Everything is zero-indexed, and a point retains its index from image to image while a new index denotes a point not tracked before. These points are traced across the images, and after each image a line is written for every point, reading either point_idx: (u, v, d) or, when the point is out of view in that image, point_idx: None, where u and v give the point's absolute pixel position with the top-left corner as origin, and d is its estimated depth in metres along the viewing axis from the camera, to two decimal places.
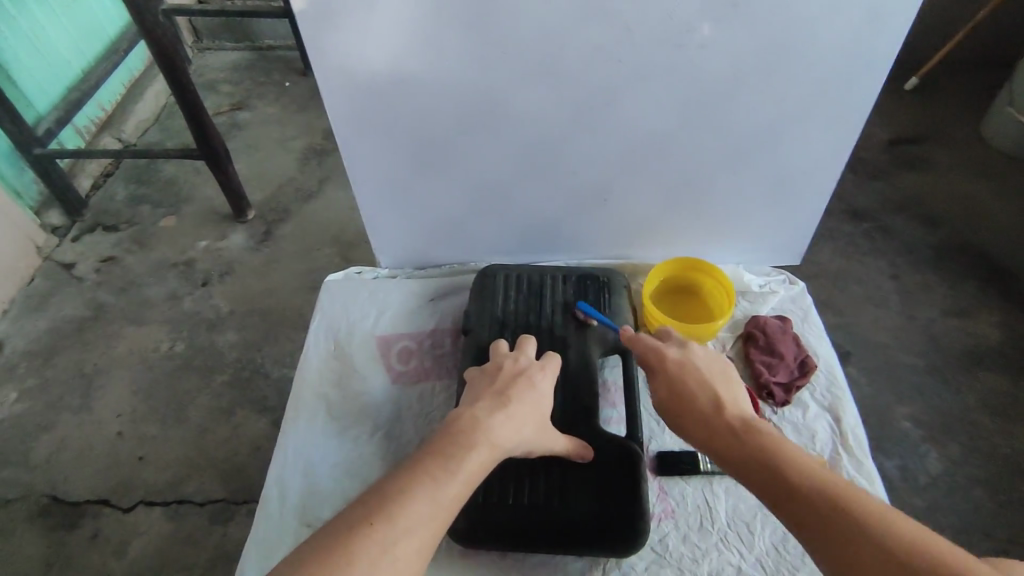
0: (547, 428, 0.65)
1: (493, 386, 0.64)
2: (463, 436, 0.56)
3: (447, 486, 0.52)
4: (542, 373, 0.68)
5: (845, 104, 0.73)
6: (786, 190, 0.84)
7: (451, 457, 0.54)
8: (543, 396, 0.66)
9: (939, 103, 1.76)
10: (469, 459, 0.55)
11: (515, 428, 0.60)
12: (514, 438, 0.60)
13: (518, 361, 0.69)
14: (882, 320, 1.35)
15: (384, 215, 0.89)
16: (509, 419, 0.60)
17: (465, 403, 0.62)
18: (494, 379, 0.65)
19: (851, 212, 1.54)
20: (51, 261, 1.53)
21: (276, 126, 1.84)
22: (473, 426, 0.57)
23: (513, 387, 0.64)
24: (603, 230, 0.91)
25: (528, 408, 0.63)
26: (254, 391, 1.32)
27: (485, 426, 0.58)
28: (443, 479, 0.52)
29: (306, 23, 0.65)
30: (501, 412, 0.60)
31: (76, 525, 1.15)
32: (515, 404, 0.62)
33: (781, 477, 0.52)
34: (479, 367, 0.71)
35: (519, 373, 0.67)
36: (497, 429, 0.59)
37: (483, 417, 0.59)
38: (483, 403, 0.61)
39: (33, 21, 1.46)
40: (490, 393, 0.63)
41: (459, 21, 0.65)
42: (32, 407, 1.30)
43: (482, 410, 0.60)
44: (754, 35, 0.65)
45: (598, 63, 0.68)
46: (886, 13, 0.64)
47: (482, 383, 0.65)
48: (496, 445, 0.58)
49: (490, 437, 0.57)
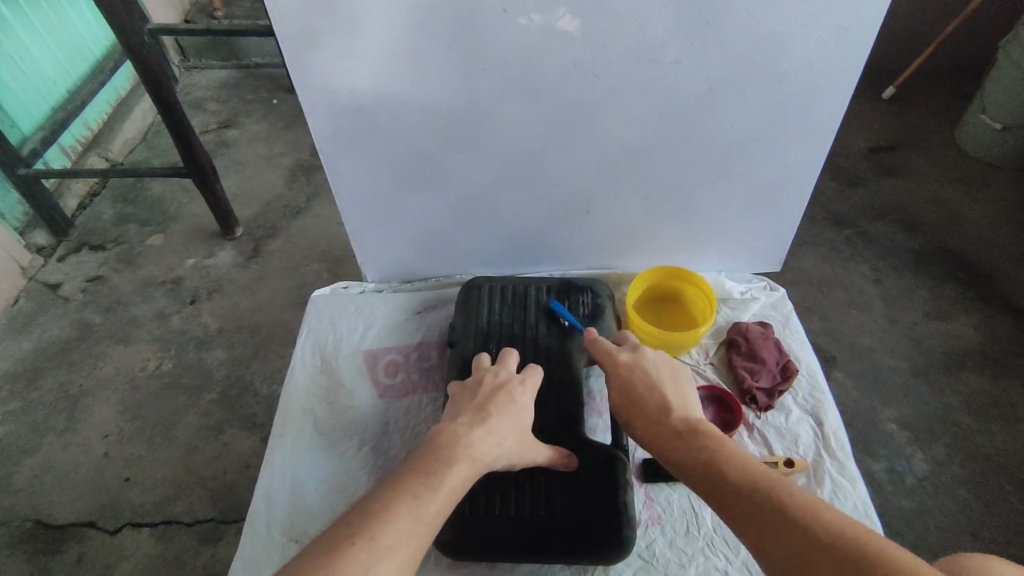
0: (529, 440, 0.66)
1: (475, 400, 0.65)
2: (443, 451, 0.57)
3: (427, 503, 0.52)
4: (524, 387, 0.69)
5: (816, 114, 0.74)
6: (764, 199, 0.86)
7: (430, 475, 0.55)
8: (525, 409, 0.67)
9: (916, 111, 1.80)
10: (448, 475, 0.55)
11: (496, 441, 0.61)
12: (496, 452, 0.61)
13: (499, 374, 0.70)
14: (866, 324, 1.37)
15: (368, 229, 0.89)
16: (490, 432, 0.61)
17: (448, 417, 0.63)
18: (476, 393, 0.66)
19: (833, 219, 1.56)
20: (37, 281, 1.53)
21: (263, 143, 1.85)
22: (453, 441, 0.58)
23: (494, 402, 0.64)
24: (587, 241, 0.92)
25: (510, 421, 0.64)
26: (243, 409, 1.32)
27: (466, 441, 0.58)
28: (424, 496, 0.53)
29: (287, 44, 0.67)
30: (482, 426, 0.61)
31: (62, 548, 1.14)
32: (495, 418, 0.63)
33: (769, 519, 0.49)
34: (463, 381, 0.71)
35: (501, 386, 0.68)
36: (478, 443, 0.59)
37: (464, 432, 0.59)
38: (464, 417, 0.62)
39: (17, 42, 1.47)
40: (472, 407, 0.63)
41: (438, 40, 0.66)
42: (18, 429, 1.28)
43: (463, 425, 0.60)
44: (724, 48, 0.67)
45: (575, 78, 0.70)
46: (851, 25, 0.66)
47: (464, 397, 0.66)
48: (477, 459, 0.58)
49: (470, 452, 0.58)
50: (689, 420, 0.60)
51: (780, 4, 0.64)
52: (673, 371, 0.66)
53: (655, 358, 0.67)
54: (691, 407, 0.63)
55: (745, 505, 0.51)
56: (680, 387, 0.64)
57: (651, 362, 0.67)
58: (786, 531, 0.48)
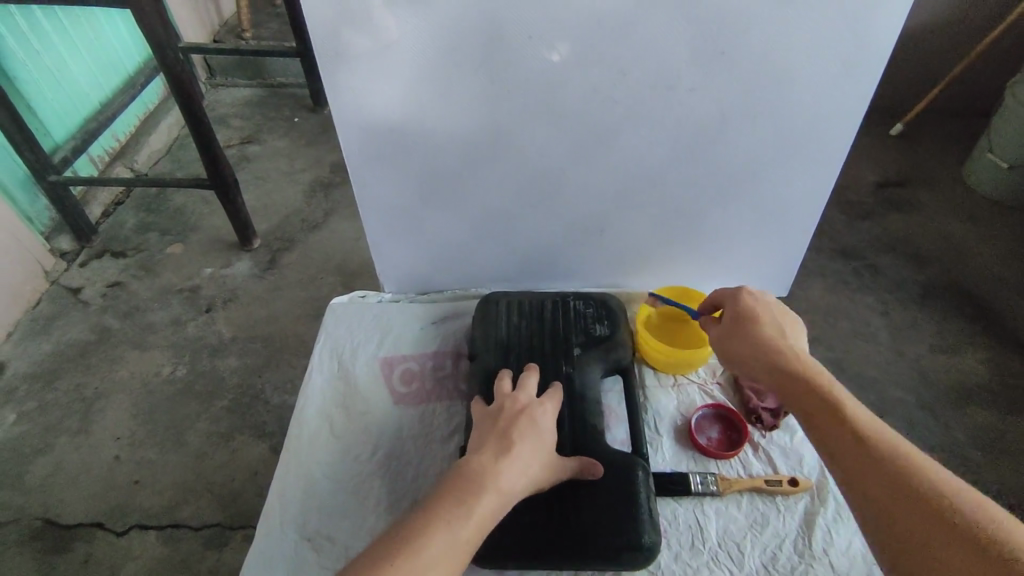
0: (552, 464, 0.67)
1: (499, 427, 0.66)
2: (471, 483, 0.59)
3: (457, 530, 0.55)
4: (544, 409, 0.69)
5: (825, 146, 0.78)
6: (774, 223, 0.88)
7: (460, 506, 0.57)
8: (549, 434, 0.67)
9: (923, 148, 1.83)
10: (477, 508, 0.57)
11: (523, 469, 0.62)
12: (523, 480, 0.62)
13: (518, 399, 0.70)
14: (872, 354, 1.38)
15: (389, 241, 0.92)
16: (516, 463, 0.62)
17: (473, 447, 0.64)
18: (498, 419, 0.67)
19: (840, 251, 1.58)
20: (58, 285, 1.57)
21: (284, 159, 1.90)
22: (480, 474, 0.60)
23: (517, 429, 0.65)
24: (600, 259, 0.95)
25: (534, 449, 0.64)
26: (254, 416, 1.34)
27: (492, 473, 0.60)
28: (453, 524, 0.55)
29: (324, 62, 0.70)
30: (508, 457, 0.62)
31: (70, 548, 1.15)
32: (520, 446, 0.64)
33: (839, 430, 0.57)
34: (485, 405, 0.72)
35: (522, 410, 0.69)
36: (505, 474, 0.61)
37: (490, 464, 0.61)
38: (490, 448, 0.63)
39: (55, 55, 1.53)
40: (496, 435, 0.64)
41: (466, 63, 0.70)
42: (33, 428, 1.31)
43: (488, 456, 0.62)
44: (738, 78, 0.71)
45: (595, 103, 0.73)
46: (859, 62, 0.69)
47: (487, 425, 0.67)
48: (505, 490, 0.60)
49: (498, 483, 0.59)
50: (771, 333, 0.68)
51: (792, 40, 0.67)
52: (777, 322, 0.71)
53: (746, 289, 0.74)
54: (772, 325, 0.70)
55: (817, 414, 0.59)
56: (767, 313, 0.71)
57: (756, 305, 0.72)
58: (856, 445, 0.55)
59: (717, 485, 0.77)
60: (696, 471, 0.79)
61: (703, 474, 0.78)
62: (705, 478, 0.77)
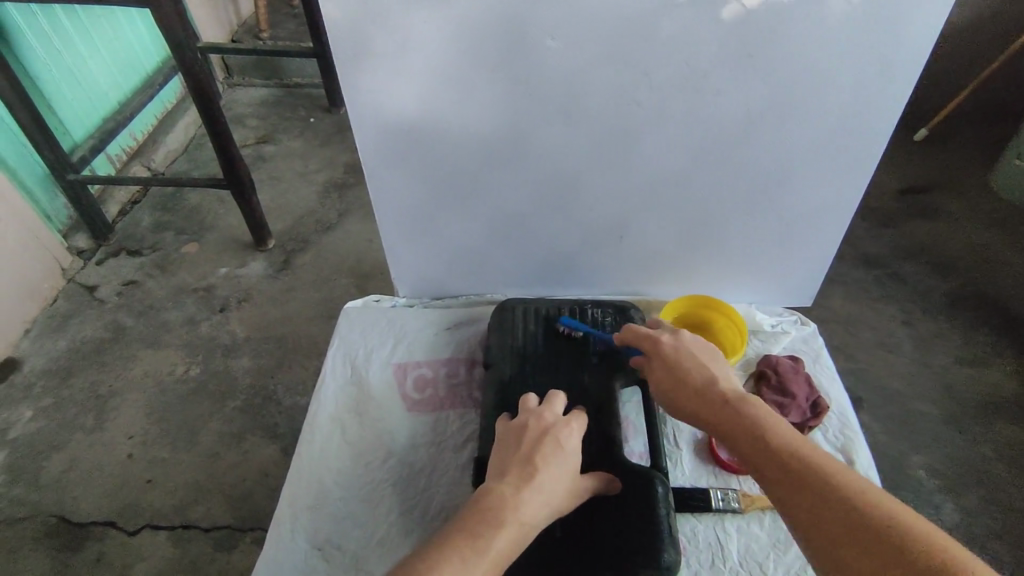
0: (574, 491, 0.64)
1: (522, 452, 0.63)
2: (491, 515, 0.57)
3: (473, 566, 0.53)
4: (570, 430, 0.66)
5: (855, 153, 0.75)
6: (798, 231, 0.86)
7: (478, 537, 0.55)
8: (573, 458, 0.65)
9: (948, 154, 1.79)
10: (495, 540, 0.55)
11: (545, 499, 0.60)
12: (544, 511, 0.60)
13: (542, 418, 0.68)
14: (894, 365, 1.35)
15: (405, 244, 0.91)
16: (539, 492, 0.60)
17: (495, 472, 0.62)
18: (521, 442, 0.64)
19: (862, 259, 1.55)
20: (75, 283, 1.57)
21: (299, 159, 1.90)
22: (500, 505, 0.57)
23: (541, 453, 0.63)
24: (619, 266, 0.93)
25: (557, 477, 0.62)
26: (265, 417, 1.33)
27: (514, 504, 0.58)
28: (469, 560, 0.53)
29: (342, 62, 0.69)
30: (530, 486, 0.60)
31: (82, 546, 1.15)
32: (543, 473, 0.61)
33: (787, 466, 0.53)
34: (508, 421, 0.70)
35: (546, 431, 0.66)
36: (526, 506, 0.58)
37: (511, 494, 0.58)
38: (511, 475, 0.61)
39: (75, 54, 1.54)
40: (519, 461, 0.62)
41: (487, 64, 0.68)
42: (47, 425, 1.31)
43: (510, 485, 0.59)
44: (768, 82, 0.69)
45: (617, 107, 0.72)
46: (893, 66, 0.67)
47: (510, 448, 0.64)
48: (524, 523, 0.57)
49: (517, 516, 0.57)
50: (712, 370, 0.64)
51: (824, 42, 0.65)
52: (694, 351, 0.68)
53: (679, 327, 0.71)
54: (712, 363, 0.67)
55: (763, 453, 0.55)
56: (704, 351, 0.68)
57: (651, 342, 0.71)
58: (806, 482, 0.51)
59: (739, 502, 0.75)
60: (717, 487, 0.77)
61: (724, 491, 0.76)
62: (726, 495, 0.75)
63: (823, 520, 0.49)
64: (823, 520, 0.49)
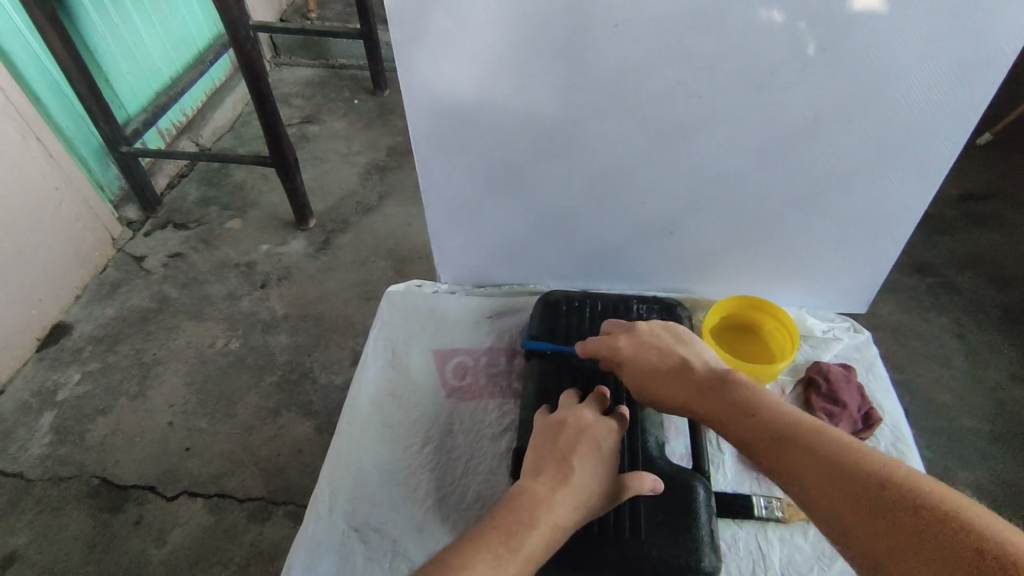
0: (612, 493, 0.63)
1: (558, 450, 0.63)
2: (525, 513, 0.56)
3: (508, 564, 0.52)
4: (610, 432, 0.65)
5: (928, 156, 0.72)
6: (856, 236, 0.83)
7: (512, 535, 0.54)
8: (611, 459, 0.64)
9: (1013, 160, 1.70)
10: (529, 538, 0.55)
11: (581, 501, 0.59)
12: (580, 512, 0.59)
13: (582, 416, 0.67)
14: (943, 379, 1.30)
15: (451, 231, 0.91)
16: (575, 493, 0.59)
17: (531, 470, 0.62)
18: (558, 440, 0.64)
19: (914, 266, 1.49)
20: (123, 253, 1.62)
21: (342, 140, 1.92)
22: (534, 504, 0.57)
23: (578, 452, 0.62)
24: (665, 262, 0.91)
25: (595, 477, 0.61)
26: (301, 394, 1.35)
27: (547, 505, 0.57)
28: (505, 558, 0.52)
29: (400, 45, 0.68)
30: (566, 486, 0.59)
31: (123, 508, 1.19)
32: (579, 474, 0.60)
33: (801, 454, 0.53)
34: (546, 417, 0.69)
35: (585, 430, 0.65)
36: (561, 507, 0.58)
37: (545, 494, 0.58)
38: (547, 475, 0.60)
39: (133, 29, 1.57)
40: (555, 461, 0.61)
41: (546, 51, 0.67)
42: (94, 389, 1.36)
43: (545, 485, 0.59)
44: (840, 81, 0.66)
45: (679, 98, 0.69)
46: (978, 66, 0.63)
47: (546, 446, 0.64)
48: (559, 525, 0.57)
49: (552, 517, 0.57)
50: (709, 369, 0.65)
51: (906, 38, 0.62)
52: (676, 333, 0.71)
53: (660, 329, 0.73)
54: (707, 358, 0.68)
55: (777, 445, 0.55)
56: (693, 346, 0.69)
57: (652, 333, 0.72)
58: (821, 463, 0.51)
59: (782, 511, 0.72)
60: (759, 494, 0.75)
61: (768, 498, 0.74)
62: (770, 503, 0.73)
63: (841, 501, 0.48)
64: (842, 505, 0.48)
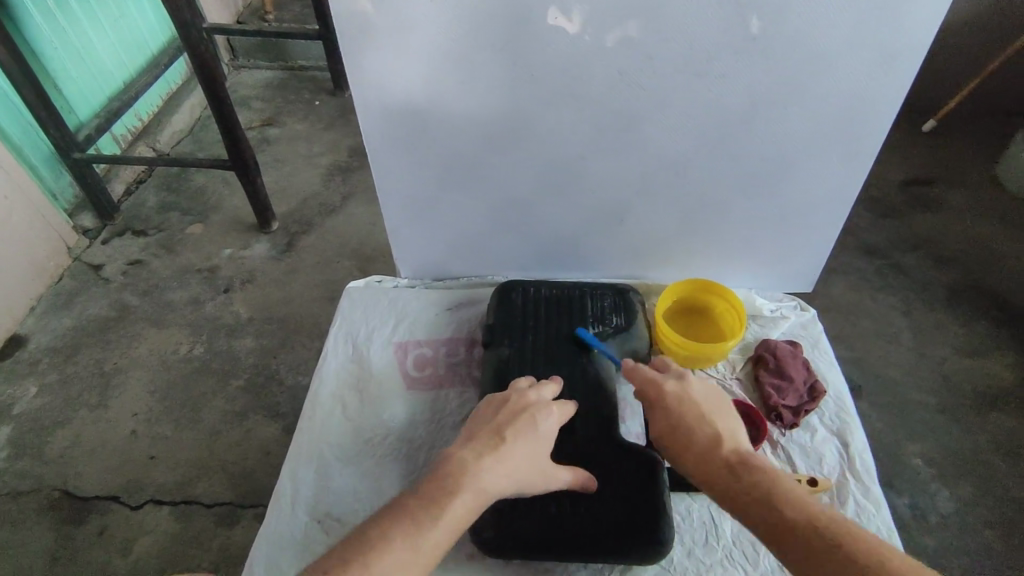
0: (545, 469, 0.64)
1: (495, 421, 0.64)
2: (450, 477, 0.58)
3: (426, 527, 0.54)
4: (549, 411, 0.67)
5: (858, 139, 0.75)
6: (797, 218, 0.87)
7: (434, 499, 0.56)
8: (545, 435, 0.65)
9: (955, 145, 1.78)
10: (451, 503, 0.56)
11: (509, 470, 0.60)
12: (506, 481, 0.60)
13: (526, 396, 0.68)
14: (893, 355, 1.35)
15: (407, 227, 0.92)
16: (503, 462, 0.60)
17: (464, 437, 0.63)
18: (497, 413, 0.65)
19: (865, 249, 1.55)
20: (80, 262, 1.58)
21: (303, 142, 1.90)
22: (461, 468, 0.59)
23: (513, 425, 0.63)
24: (618, 249, 0.94)
25: (525, 449, 0.63)
26: (268, 397, 1.34)
27: (474, 470, 0.58)
28: (423, 522, 0.54)
29: (346, 42, 0.69)
30: (494, 453, 0.60)
31: (86, 519, 1.17)
32: (511, 446, 0.62)
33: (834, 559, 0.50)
34: (495, 395, 0.71)
35: (526, 408, 0.66)
36: (486, 472, 0.59)
37: (472, 458, 0.59)
38: (479, 441, 0.61)
39: (82, 33, 1.54)
40: (489, 430, 0.63)
41: (489, 46, 0.68)
42: (52, 401, 1.33)
43: (474, 451, 0.60)
44: (771, 67, 0.68)
45: (621, 88, 0.71)
46: (898, 53, 0.66)
47: (484, 418, 0.65)
48: (482, 492, 0.58)
49: (476, 483, 0.58)
50: (738, 449, 0.61)
51: (829, 24, 0.65)
52: (717, 398, 0.66)
53: (699, 387, 0.67)
54: (737, 432, 0.63)
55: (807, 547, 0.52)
56: (725, 416, 0.64)
57: (697, 392, 0.66)
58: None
59: None
60: None
61: None
62: None
63: None
64: None
